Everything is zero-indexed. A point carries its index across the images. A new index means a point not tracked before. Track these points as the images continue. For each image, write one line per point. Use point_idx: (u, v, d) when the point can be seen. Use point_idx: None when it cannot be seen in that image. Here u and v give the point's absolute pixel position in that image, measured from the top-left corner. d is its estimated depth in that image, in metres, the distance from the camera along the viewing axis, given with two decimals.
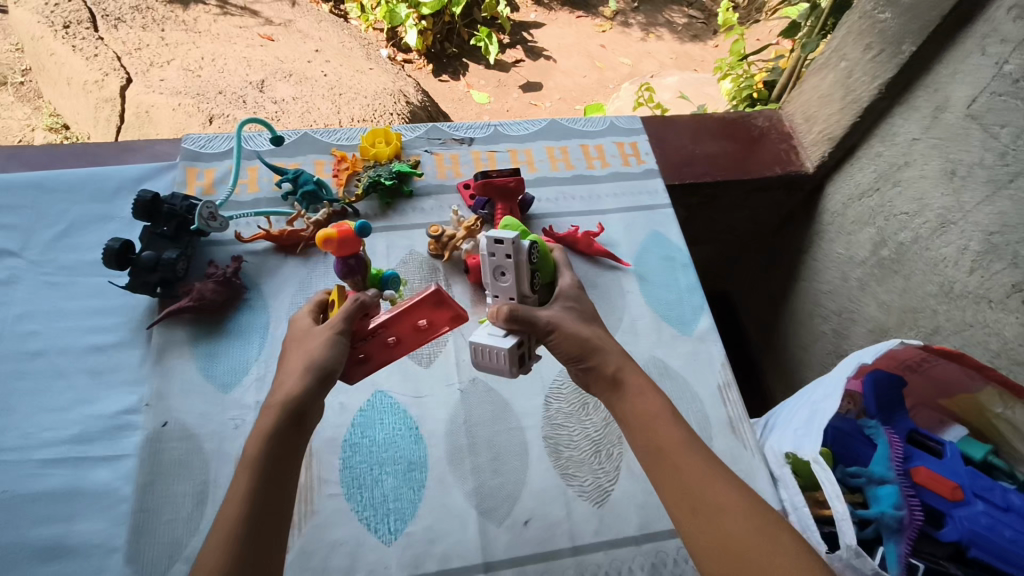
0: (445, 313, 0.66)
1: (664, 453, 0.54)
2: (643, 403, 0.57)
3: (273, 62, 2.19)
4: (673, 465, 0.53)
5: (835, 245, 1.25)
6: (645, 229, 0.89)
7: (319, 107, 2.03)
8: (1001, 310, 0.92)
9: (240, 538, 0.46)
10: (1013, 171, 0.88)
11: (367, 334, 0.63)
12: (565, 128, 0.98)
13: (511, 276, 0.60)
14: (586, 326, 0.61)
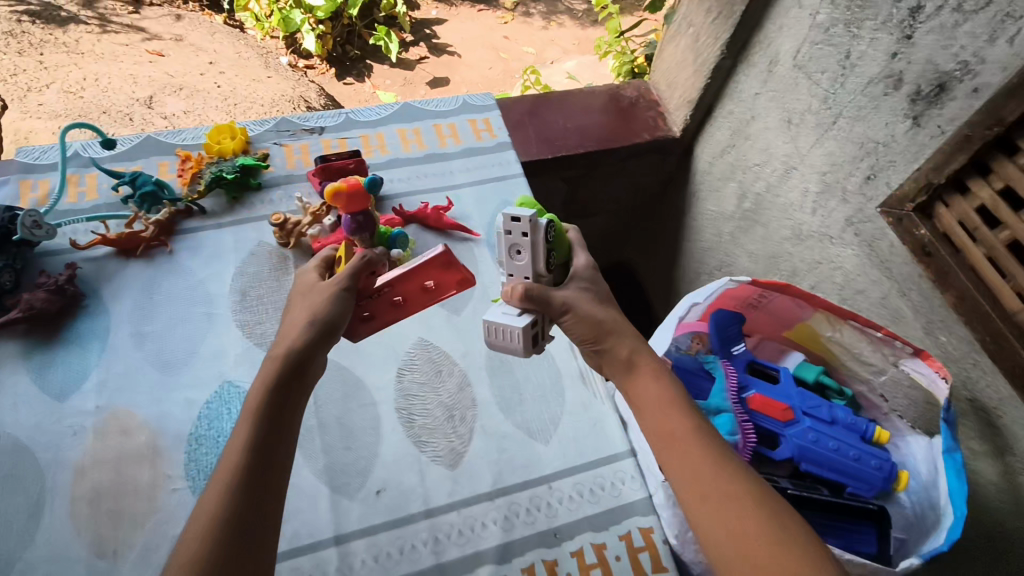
0: (453, 274, 0.73)
1: (673, 438, 0.54)
2: (648, 388, 0.57)
3: (162, 77, 2.13)
4: (684, 451, 0.53)
5: (707, 204, 1.31)
6: (497, 199, 0.91)
7: (212, 119, 1.98)
8: (841, 245, 0.98)
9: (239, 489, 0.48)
10: (834, 113, 0.94)
11: (372, 290, 0.68)
12: (418, 110, 0.99)
13: (527, 255, 0.59)
14: (605, 308, 0.61)
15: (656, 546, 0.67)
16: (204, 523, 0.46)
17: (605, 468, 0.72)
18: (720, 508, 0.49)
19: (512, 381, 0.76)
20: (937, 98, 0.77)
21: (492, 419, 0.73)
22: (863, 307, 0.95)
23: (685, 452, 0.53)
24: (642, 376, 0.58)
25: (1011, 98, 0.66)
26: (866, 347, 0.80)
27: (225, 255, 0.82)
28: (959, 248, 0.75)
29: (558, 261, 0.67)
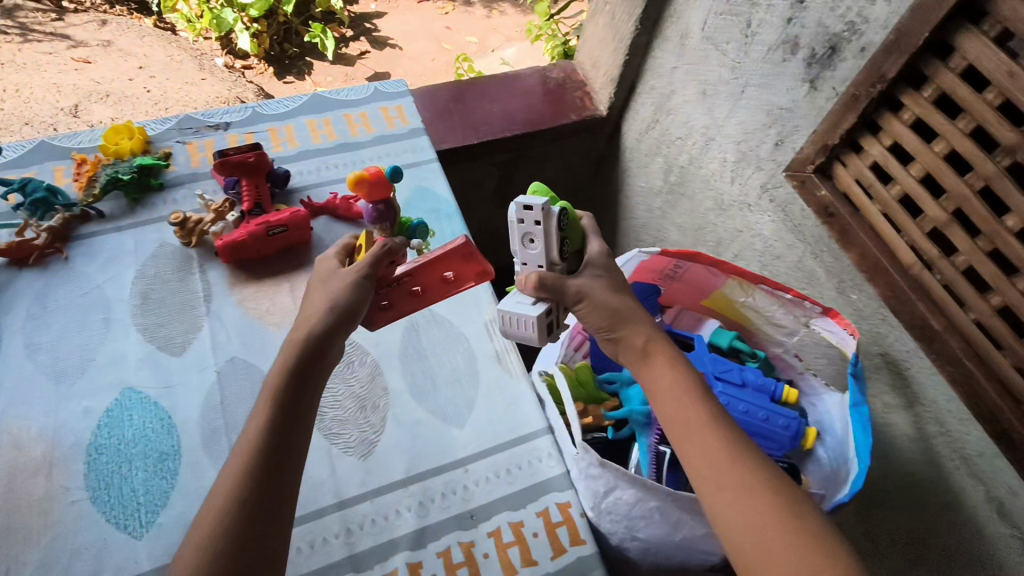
0: (472, 268, 0.71)
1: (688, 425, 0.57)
2: (664, 377, 0.61)
3: (87, 84, 2.05)
4: (700, 437, 0.56)
5: (638, 181, 1.32)
6: (410, 186, 0.90)
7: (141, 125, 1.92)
8: (757, 212, 0.99)
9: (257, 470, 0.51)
10: (742, 82, 0.95)
11: (390, 279, 0.69)
12: (327, 101, 0.97)
13: (541, 243, 0.62)
14: (618, 296, 0.64)
15: (574, 520, 0.67)
16: (226, 508, 0.49)
17: (521, 447, 0.71)
18: (733, 490, 0.53)
19: (425, 368, 0.76)
20: (829, 61, 0.78)
21: (406, 406, 0.73)
22: (781, 272, 0.97)
23: (699, 439, 0.56)
24: (660, 365, 0.61)
25: (889, 55, 0.68)
26: (778, 310, 0.82)
27: (124, 259, 0.80)
28: (857, 207, 0.77)
29: (574, 249, 0.68)
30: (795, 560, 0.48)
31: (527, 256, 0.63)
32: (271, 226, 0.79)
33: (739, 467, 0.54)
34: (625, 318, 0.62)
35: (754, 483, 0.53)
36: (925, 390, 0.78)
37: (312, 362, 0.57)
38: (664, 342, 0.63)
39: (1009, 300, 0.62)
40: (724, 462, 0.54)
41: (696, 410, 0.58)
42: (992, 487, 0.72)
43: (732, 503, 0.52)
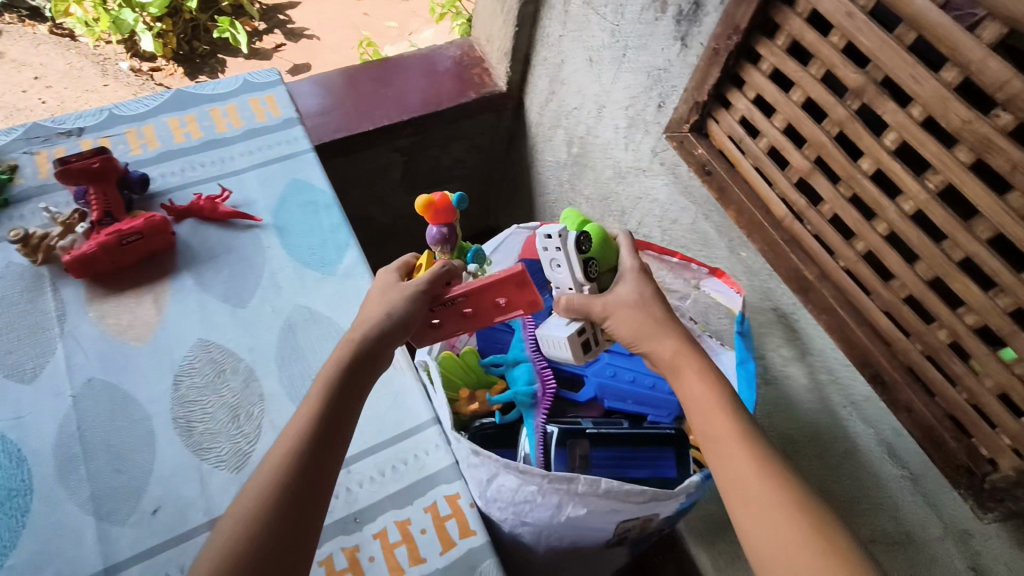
0: (525, 294, 0.65)
1: (721, 442, 0.52)
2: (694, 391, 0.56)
3: None
4: (732, 454, 0.51)
5: (545, 155, 1.29)
6: (283, 179, 0.85)
7: None
8: (651, 176, 0.97)
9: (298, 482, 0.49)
10: (622, 44, 0.92)
11: (445, 299, 0.65)
12: (193, 96, 0.92)
13: (565, 267, 0.66)
14: (646, 309, 0.62)
15: (463, 512, 0.65)
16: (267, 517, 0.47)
17: (406, 442, 0.69)
18: (768, 508, 0.48)
19: (305, 368, 0.72)
20: (694, 16, 0.76)
21: (283, 411, 0.69)
22: (678, 236, 0.95)
23: (729, 455, 0.51)
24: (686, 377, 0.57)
25: (740, 4, 0.66)
26: (668, 275, 0.83)
27: None
28: (733, 163, 0.76)
29: (605, 271, 0.70)
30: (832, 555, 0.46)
31: (557, 278, 0.68)
32: (123, 235, 0.73)
33: (774, 485, 0.49)
34: (651, 333, 0.60)
35: (795, 501, 0.48)
36: (816, 340, 0.78)
37: (345, 394, 0.54)
38: (694, 355, 0.58)
39: (872, 244, 0.61)
40: (754, 479, 0.49)
41: (723, 426, 0.53)
42: (881, 430, 0.73)
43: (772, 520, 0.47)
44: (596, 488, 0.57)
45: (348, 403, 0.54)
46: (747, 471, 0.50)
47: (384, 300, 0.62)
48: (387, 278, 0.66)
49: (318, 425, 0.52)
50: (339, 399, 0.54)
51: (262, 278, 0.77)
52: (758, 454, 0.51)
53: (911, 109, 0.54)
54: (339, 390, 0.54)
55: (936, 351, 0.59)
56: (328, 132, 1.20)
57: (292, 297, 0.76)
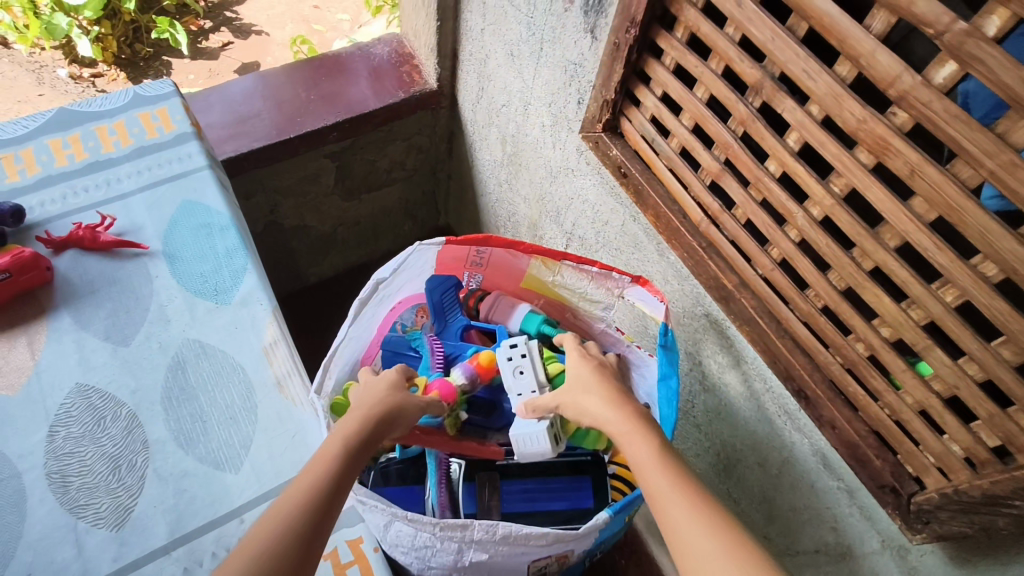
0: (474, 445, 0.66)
1: (667, 498, 0.48)
2: (637, 454, 0.52)
3: None
4: (673, 504, 0.47)
5: (481, 153, 1.24)
6: (175, 202, 0.79)
7: None
8: (579, 176, 0.92)
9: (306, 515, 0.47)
10: (538, 38, 0.88)
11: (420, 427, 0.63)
12: (78, 114, 0.85)
13: (529, 371, 0.67)
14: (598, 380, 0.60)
15: (366, 558, 0.58)
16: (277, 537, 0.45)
17: None
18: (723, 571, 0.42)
19: (194, 410, 0.66)
20: (600, 6, 0.71)
21: (169, 458, 0.63)
22: (610, 238, 0.89)
23: (676, 507, 0.47)
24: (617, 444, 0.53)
25: None
26: (588, 285, 0.75)
27: None
28: (648, 164, 0.70)
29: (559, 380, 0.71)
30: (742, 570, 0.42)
31: (519, 386, 0.67)
32: None
33: (714, 534, 0.44)
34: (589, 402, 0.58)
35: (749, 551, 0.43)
36: (746, 347, 0.70)
37: (339, 489, 0.50)
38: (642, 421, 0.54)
39: (785, 251, 0.56)
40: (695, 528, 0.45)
41: (655, 481, 0.49)
42: (815, 441, 0.67)
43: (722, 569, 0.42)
44: (493, 534, 0.53)
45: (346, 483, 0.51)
46: (689, 521, 0.46)
47: (385, 391, 0.59)
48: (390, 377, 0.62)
49: (319, 506, 0.48)
50: (335, 495, 0.49)
51: (149, 312, 0.71)
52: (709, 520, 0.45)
53: (809, 106, 0.49)
54: (337, 487, 0.50)
55: (855, 366, 0.54)
56: (247, 141, 1.12)
57: (182, 330, 0.70)
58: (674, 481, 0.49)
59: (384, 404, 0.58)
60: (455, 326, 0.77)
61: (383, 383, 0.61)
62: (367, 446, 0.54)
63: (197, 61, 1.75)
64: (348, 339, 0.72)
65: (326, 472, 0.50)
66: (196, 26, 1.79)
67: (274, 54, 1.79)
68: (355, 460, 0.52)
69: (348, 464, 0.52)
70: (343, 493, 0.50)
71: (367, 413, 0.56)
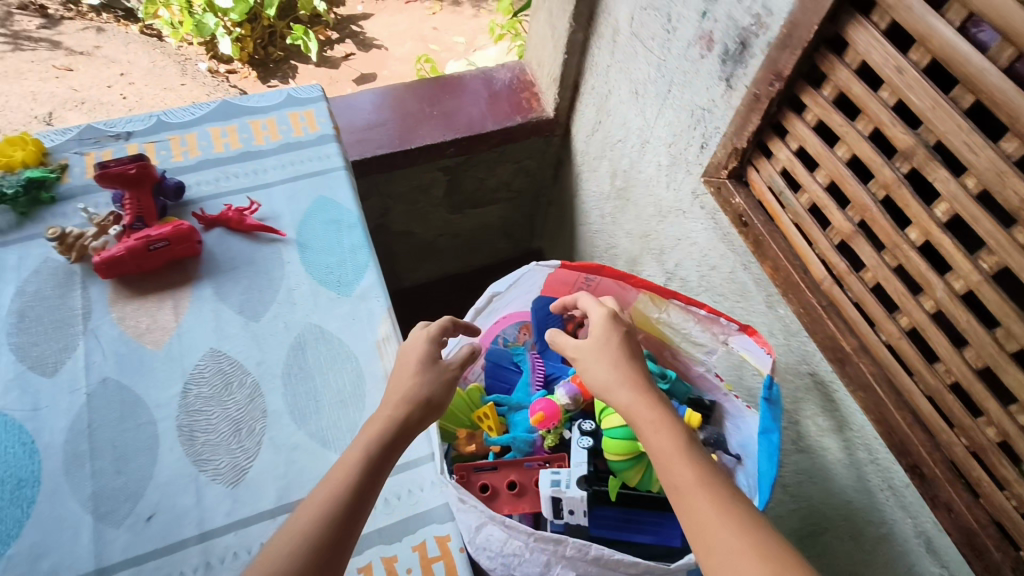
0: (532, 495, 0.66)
1: (693, 492, 0.50)
2: (661, 443, 0.53)
3: None
4: (694, 499, 0.49)
5: (588, 184, 1.27)
6: (311, 196, 0.85)
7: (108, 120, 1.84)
8: (691, 218, 0.93)
9: (332, 512, 0.50)
10: (667, 80, 0.90)
11: (474, 481, 0.65)
12: (236, 107, 0.93)
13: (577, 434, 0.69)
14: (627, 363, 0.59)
15: (451, 555, 0.61)
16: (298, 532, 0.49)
17: (401, 475, 0.65)
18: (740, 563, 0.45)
19: (309, 389, 0.70)
20: (741, 57, 0.73)
21: (283, 430, 0.68)
22: (716, 283, 0.90)
23: (703, 506, 0.48)
24: (642, 431, 0.54)
25: (784, 50, 0.62)
26: (694, 327, 0.75)
27: (4, 275, 0.75)
28: (772, 215, 0.70)
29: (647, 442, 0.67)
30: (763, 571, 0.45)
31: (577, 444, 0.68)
32: (151, 241, 0.74)
33: (736, 531, 0.47)
34: (613, 384, 0.58)
35: (767, 553, 0.45)
36: (854, 413, 0.69)
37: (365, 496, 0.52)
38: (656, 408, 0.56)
39: (916, 321, 0.55)
40: (723, 528, 0.47)
41: (680, 473, 0.51)
42: (921, 522, 0.64)
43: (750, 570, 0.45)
44: (584, 553, 0.55)
45: (370, 486, 0.53)
46: (711, 514, 0.48)
47: (412, 384, 0.59)
48: (410, 351, 0.63)
49: (342, 508, 0.51)
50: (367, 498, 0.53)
51: (278, 294, 0.77)
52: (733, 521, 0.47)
53: (965, 179, 0.48)
54: (363, 497, 0.52)
55: (982, 450, 0.52)
56: (371, 148, 1.19)
57: (305, 315, 0.76)
58: (699, 478, 0.50)
59: (411, 402, 0.58)
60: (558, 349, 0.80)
61: (407, 375, 0.60)
62: (390, 453, 0.55)
63: (321, 68, 2.06)
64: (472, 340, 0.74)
65: (348, 486, 0.52)
66: (324, 35, 2.18)
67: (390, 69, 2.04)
68: (377, 468, 0.54)
69: (370, 474, 0.53)
70: (368, 496, 0.53)
71: (392, 416, 0.57)
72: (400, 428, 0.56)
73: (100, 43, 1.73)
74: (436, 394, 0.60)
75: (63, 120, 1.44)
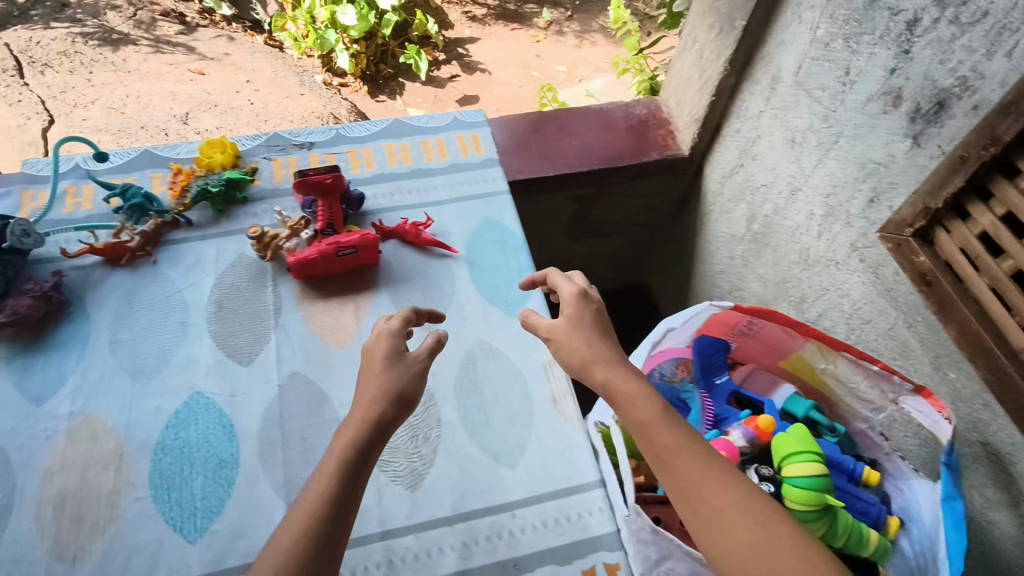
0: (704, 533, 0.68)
1: (675, 460, 0.51)
2: (639, 412, 0.54)
3: (202, 97, 2.02)
4: (681, 466, 0.51)
5: (719, 225, 1.28)
6: (478, 217, 0.89)
7: (245, 120, 1.99)
8: (847, 270, 0.93)
9: (326, 521, 0.48)
10: (836, 132, 0.90)
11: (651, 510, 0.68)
12: (407, 126, 0.98)
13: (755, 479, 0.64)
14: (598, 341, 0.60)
15: None
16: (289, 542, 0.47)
17: (571, 498, 0.67)
18: (741, 530, 0.48)
19: (481, 403, 0.74)
20: (936, 117, 0.73)
21: (457, 441, 0.71)
22: (870, 338, 0.89)
23: (686, 470, 0.51)
24: (620, 405, 0.55)
25: (1005, 117, 0.62)
26: (863, 383, 0.74)
27: (205, 266, 0.82)
28: (961, 278, 0.70)
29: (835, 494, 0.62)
30: (764, 543, 0.47)
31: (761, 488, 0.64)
32: (341, 248, 0.79)
33: (726, 494, 0.49)
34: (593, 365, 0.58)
35: (758, 516, 0.48)
36: None
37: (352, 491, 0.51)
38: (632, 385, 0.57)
39: None
40: (706, 488, 0.50)
41: (664, 441, 0.53)
42: None
43: (738, 524, 0.48)
44: None
45: (357, 486, 0.51)
46: (700, 480, 0.50)
47: (382, 380, 0.56)
48: (374, 348, 0.60)
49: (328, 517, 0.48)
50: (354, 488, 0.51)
51: (450, 308, 0.81)
52: (728, 496, 0.49)
53: None
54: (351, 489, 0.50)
55: None
56: (510, 172, 1.24)
57: (476, 331, 0.79)
58: (682, 445, 0.52)
59: (385, 399, 0.55)
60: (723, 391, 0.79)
61: (374, 374, 0.57)
62: (369, 449, 0.53)
63: (427, 85, 2.88)
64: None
65: (333, 487, 0.49)
66: (433, 55, 3.01)
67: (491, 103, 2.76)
68: (357, 468, 0.51)
69: (350, 471, 0.51)
70: (354, 496, 0.50)
71: (365, 418, 0.54)
72: (376, 428, 0.54)
73: (253, 57, 2.38)
74: (407, 389, 0.57)
75: (196, 121, 1.92)
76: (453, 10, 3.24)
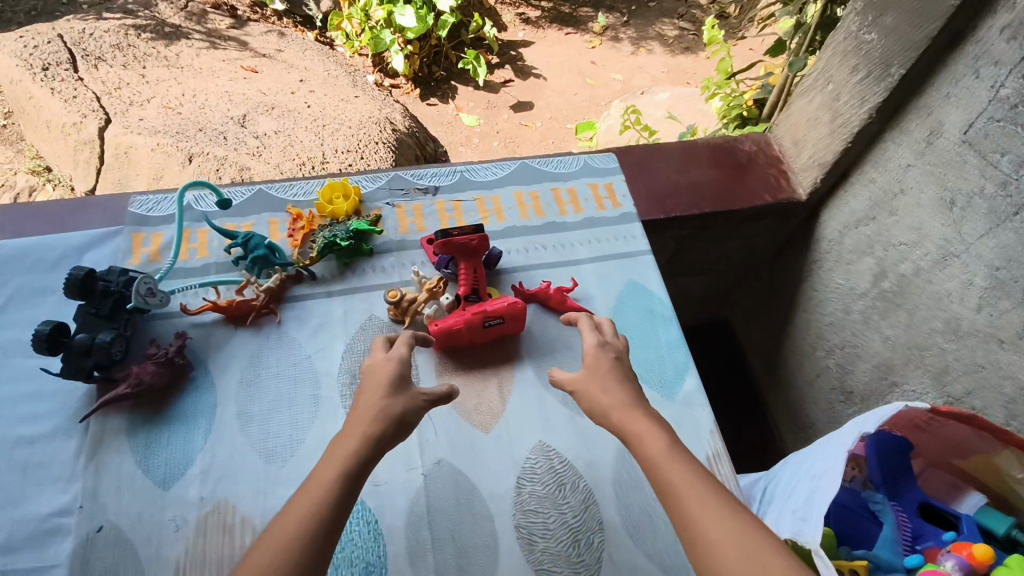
0: None
1: (677, 494, 0.49)
2: (647, 446, 0.53)
3: (256, 95, 1.89)
4: (680, 498, 0.49)
5: (832, 275, 1.20)
6: (622, 280, 0.82)
7: (301, 140, 1.69)
8: (1015, 352, 0.86)
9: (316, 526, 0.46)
10: (1016, 203, 0.83)
11: None
12: (536, 171, 0.92)
13: None
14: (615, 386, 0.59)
15: None
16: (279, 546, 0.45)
17: None
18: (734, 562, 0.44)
19: (644, 503, 0.67)
20: None
21: (622, 548, 0.64)
22: None
23: (687, 503, 0.48)
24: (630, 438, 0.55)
25: None
26: None
27: (333, 328, 0.75)
28: None
29: None
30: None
31: None
32: (487, 317, 0.72)
33: (721, 522, 0.47)
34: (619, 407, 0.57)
35: (755, 547, 0.45)
36: None
37: (343, 509, 0.48)
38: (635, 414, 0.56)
39: None
40: (705, 519, 0.47)
41: (667, 474, 0.51)
42: None
43: (735, 557, 0.45)
44: None
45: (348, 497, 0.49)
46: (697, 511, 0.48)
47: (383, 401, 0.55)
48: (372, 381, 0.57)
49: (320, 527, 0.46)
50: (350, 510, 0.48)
51: None
52: (723, 527, 0.46)
53: None
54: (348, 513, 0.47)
55: None
56: None
57: None
58: (690, 480, 0.50)
59: (383, 418, 0.54)
60: (913, 497, 0.71)
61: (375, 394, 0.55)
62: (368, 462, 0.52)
63: (481, 90, 2.76)
64: (827, 485, 0.63)
65: (322, 505, 0.47)
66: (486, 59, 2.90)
67: (546, 112, 2.67)
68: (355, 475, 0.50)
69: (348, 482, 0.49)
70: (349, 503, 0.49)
71: (365, 433, 0.52)
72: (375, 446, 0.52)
73: (317, 55, 2.36)
74: (408, 412, 0.55)
75: (255, 124, 1.74)
76: (507, 12, 3.13)
